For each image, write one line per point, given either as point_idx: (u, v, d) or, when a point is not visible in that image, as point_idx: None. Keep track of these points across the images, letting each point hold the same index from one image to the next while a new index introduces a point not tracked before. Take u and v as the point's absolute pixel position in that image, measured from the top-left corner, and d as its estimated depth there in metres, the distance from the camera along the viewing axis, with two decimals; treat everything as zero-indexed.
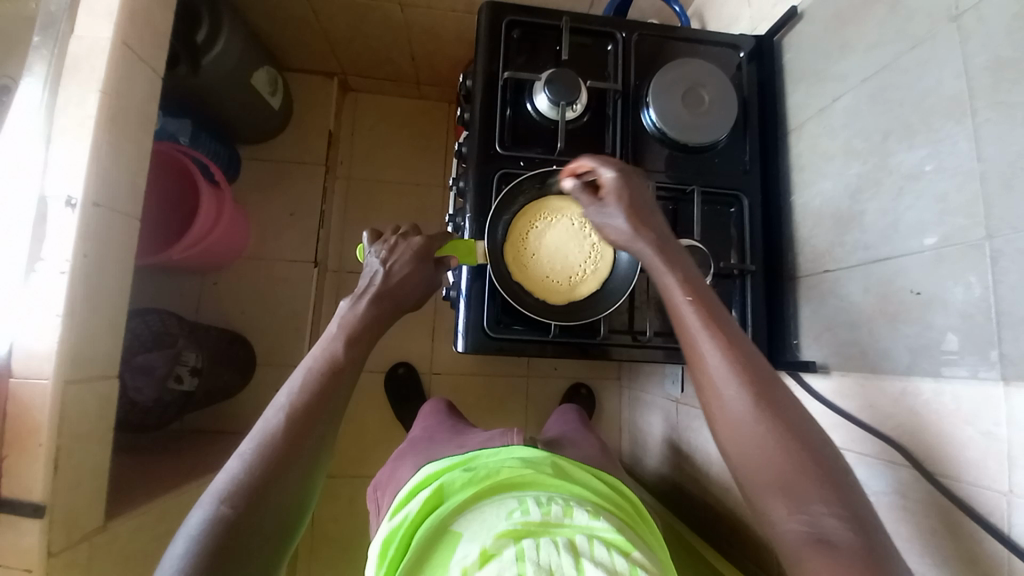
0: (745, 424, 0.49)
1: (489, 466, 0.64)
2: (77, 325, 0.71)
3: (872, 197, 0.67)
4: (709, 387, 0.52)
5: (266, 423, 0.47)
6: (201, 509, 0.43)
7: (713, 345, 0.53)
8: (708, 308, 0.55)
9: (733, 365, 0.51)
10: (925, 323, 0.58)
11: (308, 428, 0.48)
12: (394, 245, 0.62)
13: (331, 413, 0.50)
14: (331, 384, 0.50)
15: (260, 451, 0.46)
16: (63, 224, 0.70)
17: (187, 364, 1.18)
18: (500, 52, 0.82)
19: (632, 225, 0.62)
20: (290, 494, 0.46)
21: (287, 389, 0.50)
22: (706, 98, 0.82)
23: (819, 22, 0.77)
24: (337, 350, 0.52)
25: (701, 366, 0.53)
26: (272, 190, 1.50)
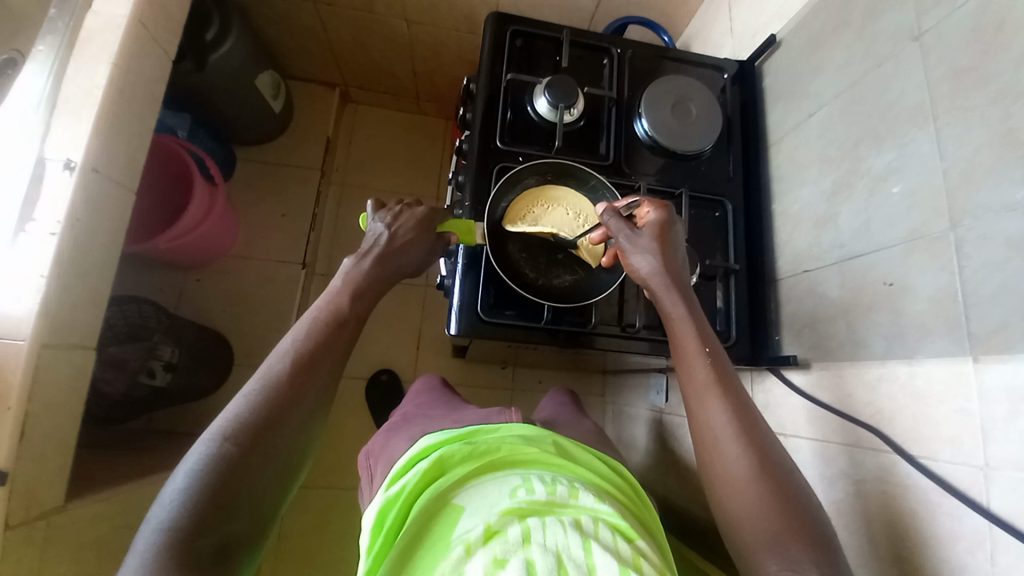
0: (745, 483, 0.54)
1: (489, 441, 0.62)
2: (60, 290, 0.69)
3: (846, 200, 0.72)
4: (713, 446, 0.58)
5: (270, 367, 0.47)
6: (201, 445, 0.42)
7: (721, 405, 0.58)
8: (719, 368, 0.61)
9: (736, 428, 0.57)
10: (896, 312, 0.62)
11: (313, 374, 0.47)
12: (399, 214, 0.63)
13: (337, 363, 0.50)
14: (337, 336, 0.50)
15: (263, 395, 0.45)
16: (60, 187, 0.70)
17: (161, 359, 1.15)
18: (503, 59, 0.88)
19: (663, 258, 0.67)
20: (293, 441, 0.45)
21: (292, 336, 0.50)
22: (694, 110, 0.88)
23: (796, 47, 0.85)
24: (342, 302, 0.52)
25: (708, 427, 0.58)
26: (266, 191, 1.51)
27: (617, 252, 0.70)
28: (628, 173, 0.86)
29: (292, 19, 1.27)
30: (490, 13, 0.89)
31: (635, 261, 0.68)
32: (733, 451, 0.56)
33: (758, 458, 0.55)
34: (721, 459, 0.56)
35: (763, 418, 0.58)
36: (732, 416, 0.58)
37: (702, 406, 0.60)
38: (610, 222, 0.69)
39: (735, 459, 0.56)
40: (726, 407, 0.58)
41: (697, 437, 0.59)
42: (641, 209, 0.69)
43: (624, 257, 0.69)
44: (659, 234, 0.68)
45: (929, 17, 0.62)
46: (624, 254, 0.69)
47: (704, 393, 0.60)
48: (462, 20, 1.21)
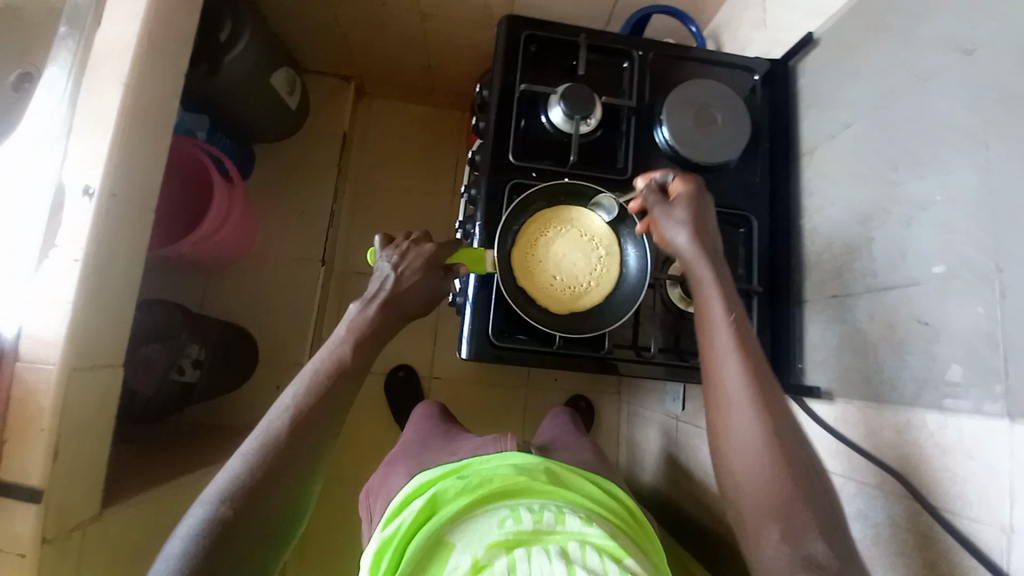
0: (753, 447, 0.54)
1: (482, 473, 0.63)
2: (85, 315, 0.71)
3: (881, 225, 0.67)
4: (724, 409, 0.57)
5: (270, 424, 0.49)
6: (202, 506, 0.45)
7: (738, 371, 0.58)
8: (743, 334, 0.59)
9: (751, 392, 0.56)
10: (930, 354, 0.59)
11: (309, 427, 0.49)
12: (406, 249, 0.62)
13: (335, 414, 0.52)
14: (337, 381, 0.52)
15: (260, 452, 0.47)
16: (80, 213, 0.71)
17: (190, 356, 1.19)
18: (517, 67, 0.84)
19: (696, 238, 0.64)
20: (289, 493, 0.48)
21: (292, 390, 0.51)
22: (718, 118, 0.83)
23: (833, 50, 0.79)
24: (345, 353, 0.54)
25: (721, 390, 0.58)
26: (284, 189, 1.51)
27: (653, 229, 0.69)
28: None
29: (307, 16, 1.24)
30: (504, 16, 0.85)
31: (669, 230, 0.66)
32: (745, 421, 0.56)
33: (771, 428, 0.55)
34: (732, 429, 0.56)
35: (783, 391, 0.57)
36: (749, 381, 0.57)
37: (718, 369, 0.59)
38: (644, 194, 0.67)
39: (746, 429, 0.55)
40: (739, 372, 0.58)
41: (710, 406, 0.59)
42: (672, 178, 0.68)
43: (657, 235, 0.67)
44: (696, 200, 0.66)
45: (988, 29, 0.56)
46: (657, 225, 0.67)
47: (723, 357, 0.59)
48: (479, 14, 1.16)
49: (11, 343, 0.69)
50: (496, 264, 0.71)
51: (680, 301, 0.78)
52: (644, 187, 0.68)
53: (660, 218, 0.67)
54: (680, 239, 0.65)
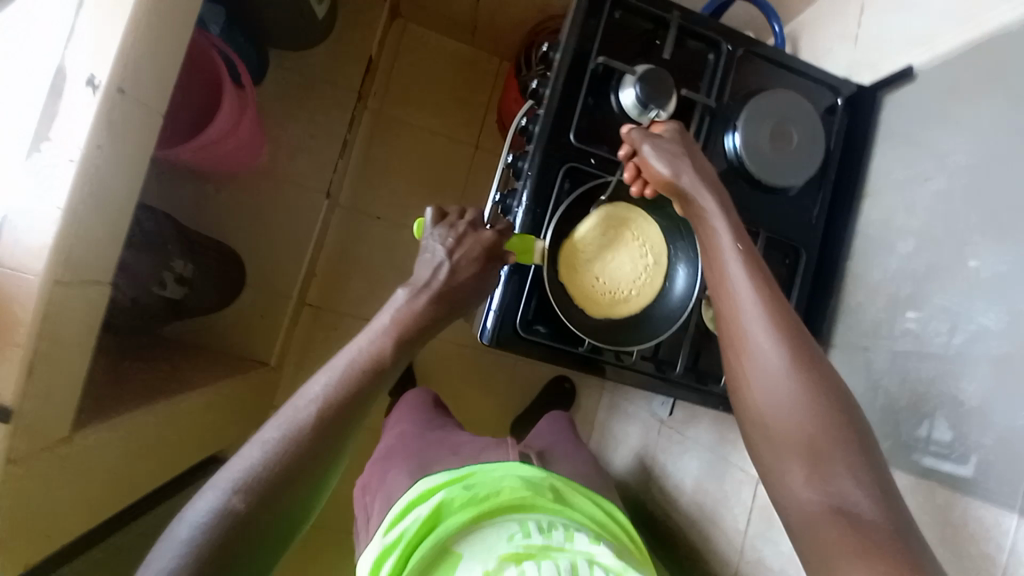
0: (778, 383, 0.50)
1: (489, 485, 0.65)
2: (76, 222, 0.63)
3: (936, 291, 0.66)
4: (743, 343, 0.53)
5: (295, 415, 0.50)
6: (219, 490, 0.47)
7: (751, 297, 0.53)
8: (756, 261, 0.54)
9: (768, 322, 0.52)
10: (956, 433, 0.60)
11: (331, 427, 0.51)
12: (462, 233, 0.63)
13: (354, 415, 0.52)
14: (370, 378, 0.54)
15: (284, 439, 0.49)
16: (83, 107, 0.62)
17: (174, 271, 1.09)
18: (597, 35, 0.75)
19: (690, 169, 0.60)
20: (301, 488, 0.49)
21: (320, 382, 0.53)
22: (794, 139, 0.78)
23: (931, 91, 0.73)
24: (383, 348, 0.55)
25: (736, 323, 0.53)
26: (296, 105, 1.37)
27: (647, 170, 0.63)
28: None
29: None
30: None
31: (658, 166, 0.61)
32: (770, 351, 0.51)
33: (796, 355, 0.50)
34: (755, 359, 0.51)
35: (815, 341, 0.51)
36: (763, 308, 0.52)
37: (730, 302, 0.54)
38: (630, 135, 0.63)
39: (769, 358, 0.51)
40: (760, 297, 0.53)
41: (727, 338, 0.54)
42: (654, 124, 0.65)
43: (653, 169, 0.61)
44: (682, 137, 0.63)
45: None
46: (645, 159, 0.62)
47: (736, 285, 0.54)
48: None
49: None
50: (544, 256, 0.68)
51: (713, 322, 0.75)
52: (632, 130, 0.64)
53: (648, 153, 0.62)
54: (670, 173, 0.60)
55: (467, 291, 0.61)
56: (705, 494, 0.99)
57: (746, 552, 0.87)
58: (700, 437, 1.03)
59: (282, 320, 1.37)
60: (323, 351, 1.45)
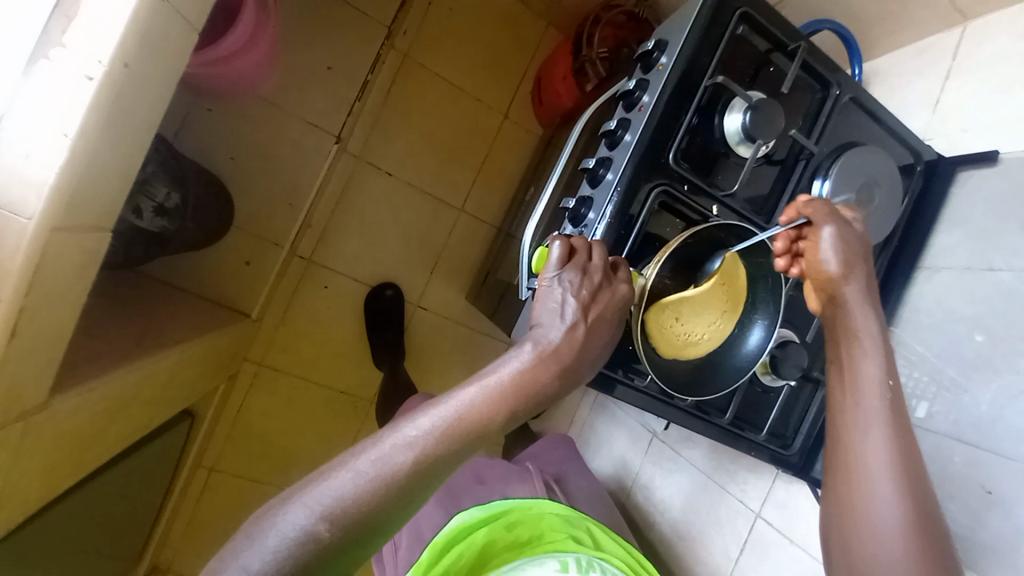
0: (887, 530, 0.52)
1: (531, 525, 0.66)
2: (87, 158, 0.50)
3: (983, 383, 0.70)
4: (858, 480, 0.55)
5: (393, 456, 0.47)
6: (304, 511, 0.43)
7: (882, 441, 0.55)
8: (896, 408, 0.57)
9: (893, 471, 0.54)
10: (981, 520, 0.67)
11: (427, 479, 0.48)
12: (598, 287, 0.58)
13: (447, 467, 0.49)
14: (473, 440, 0.51)
15: (377, 479, 0.46)
16: (107, 7, 0.47)
17: (152, 199, 0.91)
18: (716, 49, 0.69)
19: (856, 266, 0.61)
20: (380, 528, 0.46)
21: (425, 428, 0.49)
22: (876, 199, 0.76)
23: (1012, 181, 0.74)
24: (496, 414, 0.52)
25: (857, 459, 0.56)
26: (313, 25, 1.19)
27: (813, 251, 0.63)
28: None
29: None
30: None
31: (827, 255, 0.62)
32: (887, 498, 0.53)
33: (913, 512, 0.52)
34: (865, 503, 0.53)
35: (931, 492, 0.54)
36: (892, 457, 0.54)
37: (856, 436, 0.56)
38: (811, 212, 0.62)
39: (884, 508, 0.52)
40: (884, 446, 0.55)
41: (837, 469, 0.57)
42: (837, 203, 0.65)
43: (827, 254, 0.61)
44: (859, 232, 0.63)
45: None
46: (816, 242, 0.62)
47: (867, 424, 0.57)
48: None
49: None
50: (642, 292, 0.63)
51: (761, 368, 0.75)
52: (816, 205, 0.62)
53: (822, 238, 0.62)
54: (838, 268, 0.61)
55: (573, 348, 0.57)
56: (693, 515, 1.02)
57: None
58: (693, 458, 1.04)
59: (271, 271, 1.25)
60: (309, 309, 1.34)
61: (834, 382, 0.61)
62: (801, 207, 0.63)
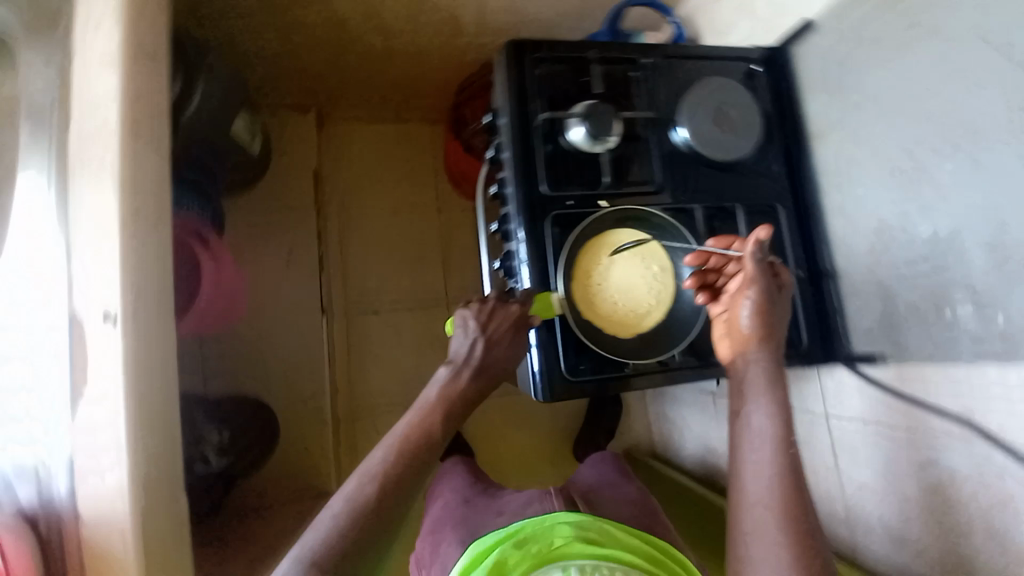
0: (758, 432, 0.66)
1: (540, 541, 0.66)
2: (142, 450, 0.64)
3: (914, 200, 0.74)
4: (743, 397, 0.69)
5: (360, 488, 0.59)
6: (290, 565, 0.53)
7: (758, 362, 0.69)
8: (768, 332, 0.69)
9: (767, 380, 0.68)
10: (978, 317, 0.67)
11: (396, 495, 0.60)
12: (493, 310, 0.72)
13: (410, 478, 0.61)
14: (424, 449, 0.64)
15: (350, 511, 0.57)
16: (109, 343, 0.64)
17: (212, 444, 1.10)
18: (529, 93, 0.82)
19: (763, 326, 0.69)
20: (368, 551, 0.56)
21: (378, 458, 0.62)
22: (733, 115, 0.85)
23: (836, 36, 0.82)
24: (434, 424, 0.66)
25: (745, 381, 0.70)
26: (265, 238, 1.42)
27: (733, 306, 0.71)
28: (680, 194, 0.84)
29: (264, 43, 1.14)
30: (506, 41, 0.82)
31: (744, 318, 0.69)
32: (758, 409, 0.67)
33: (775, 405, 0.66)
34: (746, 412, 0.68)
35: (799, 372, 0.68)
36: (764, 371, 0.69)
37: (741, 362, 0.70)
38: (747, 266, 0.68)
39: (758, 408, 0.67)
40: (759, 365, 0.69)
41: (734, 388, 0.71)
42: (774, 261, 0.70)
43: (747, 311, 0.69)
44: (778, 298, 0.70)
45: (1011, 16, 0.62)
46: (739, 301, 0.69)
47: (747, 353, 0.70)
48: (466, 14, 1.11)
49: (70, 498, 0.64)
50: (563, 304, 0.76)
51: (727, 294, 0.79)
52: (755, 263, 0.68)
53: (744, 300, 0.69)
54: (751, 329, 0.69)
55: (478, 357, 0.71)
56: None
57: (848, 494, 0.86)
58: None
59: (327, 446, 1.37)
60: None
61: (737, 366, 0.71)
62: (748, 256, 0.68)
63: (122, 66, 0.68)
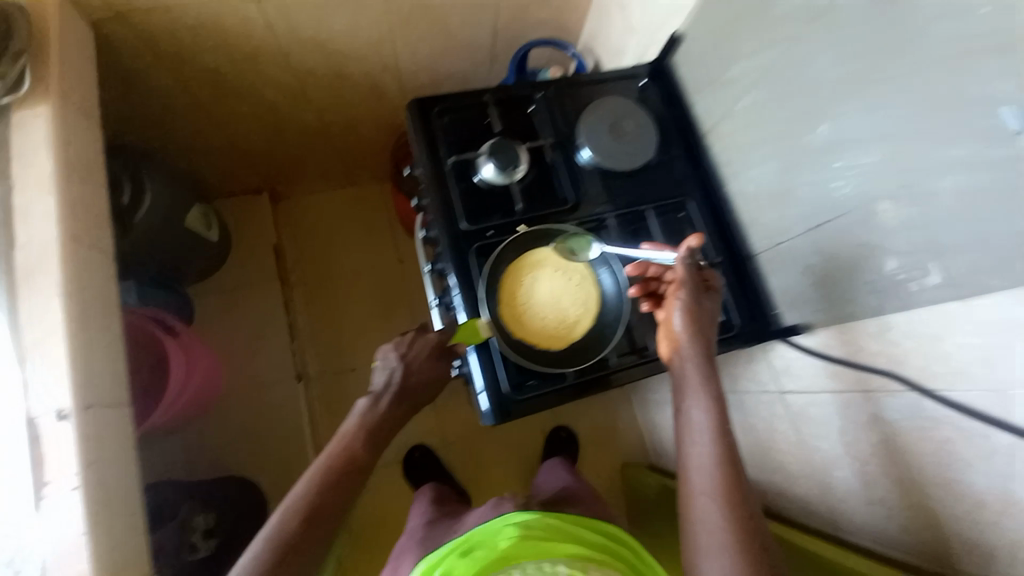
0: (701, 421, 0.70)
1: (486, 544, 0.73)
2: (103, 538, 0.67)
3: (797, 174, 0.77)
4: (683, 390, 0.72)
5: (290, 506, 0.66)
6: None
7: (693, 354, 0.73)
8: (698, 326, 0.74)
9: (702, 371, 0.72)
10: (876, 270, 0.69)
11: (322, 510, 0.66)
12: (412, 340, 0.82)
13: (335, 494, 0.68)
14: (347, 469, 0.70)
15: (279, 529, 0.64)
16: (60, 438, 0.67)
17: (198, 529, 1.12)
18: (437, 141, 0.88)
19: (694, 325, 0.74)
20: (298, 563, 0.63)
21: (307, 480, 0.69)
22: (629, 128, 0.92)
23: (701, 41, 0.89)
24: (357, 445, 0.72)
25: (682, 374, 0.73)
26: (235, 317, 1.46)
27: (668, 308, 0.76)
28: (592, 207, 0.89)
29: (204, 139, 1.22)
30: (410, 100, 0.90)
31: (677, 318, 0.74)
32: (700, 398, 0.71)
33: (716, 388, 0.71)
34: (688, 405, 0.71)
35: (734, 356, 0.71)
36: (699, 362, 0.72)
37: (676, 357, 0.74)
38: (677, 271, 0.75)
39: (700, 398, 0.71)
40: (694, 357, 0.73)
41: (675, 382, 0.74)
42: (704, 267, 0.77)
43: (678, 311, 0.74)
44: (710, 304, 0.76)
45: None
46: (672, 302, 0.75)
47: (683, 349, 0.74)
48: (385, 79, 1.19)
49: None
50: (490, 326, 0.77)
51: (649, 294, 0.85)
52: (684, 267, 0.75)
53: (675, 301, 0.74)
54: (683, 327, 0.73)
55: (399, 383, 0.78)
56: (756, 432, 1.03)
57: (815, 461, 0.89)
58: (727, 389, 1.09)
59: None
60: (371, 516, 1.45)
61: (675, 366, 0.74)
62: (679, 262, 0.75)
63: (52, 181, 0.73)
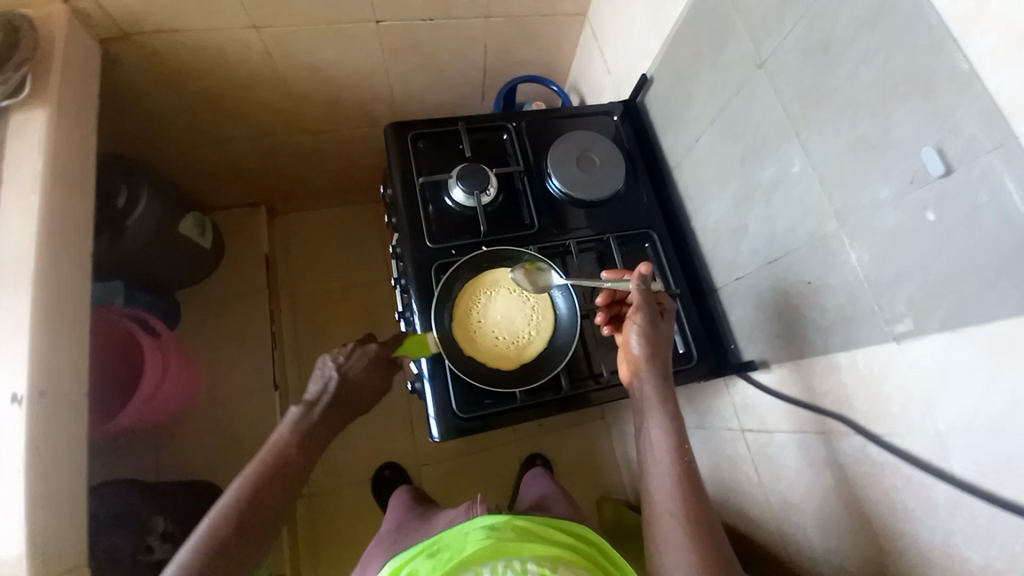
0: (660, 440, 0.69)
1: (452, 546, 0.73)
2: (40, 527, 0.67)
3: (750, 210, 0.79)
4: (643, 409, 0.72)
5: (222, 507, 0.66)
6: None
7: (650, 374, 0.73)
8: (654, 347, 0.74)
9: (659, 390, 0.72)
10: (821, 307, 0.69)
11: (257, 512, 0.66)
12: (352, 351, 0.81)
13: (270, 495, 0.68)
14: (282, 471, 0.70)
15: (213, 529, 0.64)
16: (11, 424, 0.69)
17: (156, 532, 1.08)
18: (411, 162, 0.92)
19: (652, 348, 0.74)
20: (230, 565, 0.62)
21: (240, 481, 0.69)
22: (597, 159, 0.96)
23: (665, 82, 0.93)
24: (292, 448, 0.73)
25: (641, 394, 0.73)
26: (220, 324, 1.50)
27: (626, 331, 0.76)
28: (556, 233, 0.92)
29: (202, 153, 1.29)
30: (389, 123, 0.94)
31: (635, 342, 0.74)
32: (659, 417, 0.70)
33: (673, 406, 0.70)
34: (648, 424, 0.71)
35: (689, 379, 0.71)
36: (656, 382, 0.72)
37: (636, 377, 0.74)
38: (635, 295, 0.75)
39: (658, 416, 0.70)
40: (651, 377, 0.73)
41: (636, 404, 0.74)
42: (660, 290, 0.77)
43: (635, 335, 0.74)
44: (666, 326, 0.76)
45: (769, 45, 0.71)
46: (630, 326, 0.75)
47: (641, 368, 0.74)
48: (376, 106, 1.26)
49: None
50: (439, 343, 0.79)
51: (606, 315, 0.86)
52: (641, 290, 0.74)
53: (632, 324, 0.75)
54: (641, 351, 0.74)
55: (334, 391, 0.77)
56: (720, 471, 0.99)
57: (773, 503, 0.86)
58: (691, 423, 1.07)
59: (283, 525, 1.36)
60: (335, 534, 1.43)
61: (635, 389, 0.74)
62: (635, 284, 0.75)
63: (39, 184, 0.78)
